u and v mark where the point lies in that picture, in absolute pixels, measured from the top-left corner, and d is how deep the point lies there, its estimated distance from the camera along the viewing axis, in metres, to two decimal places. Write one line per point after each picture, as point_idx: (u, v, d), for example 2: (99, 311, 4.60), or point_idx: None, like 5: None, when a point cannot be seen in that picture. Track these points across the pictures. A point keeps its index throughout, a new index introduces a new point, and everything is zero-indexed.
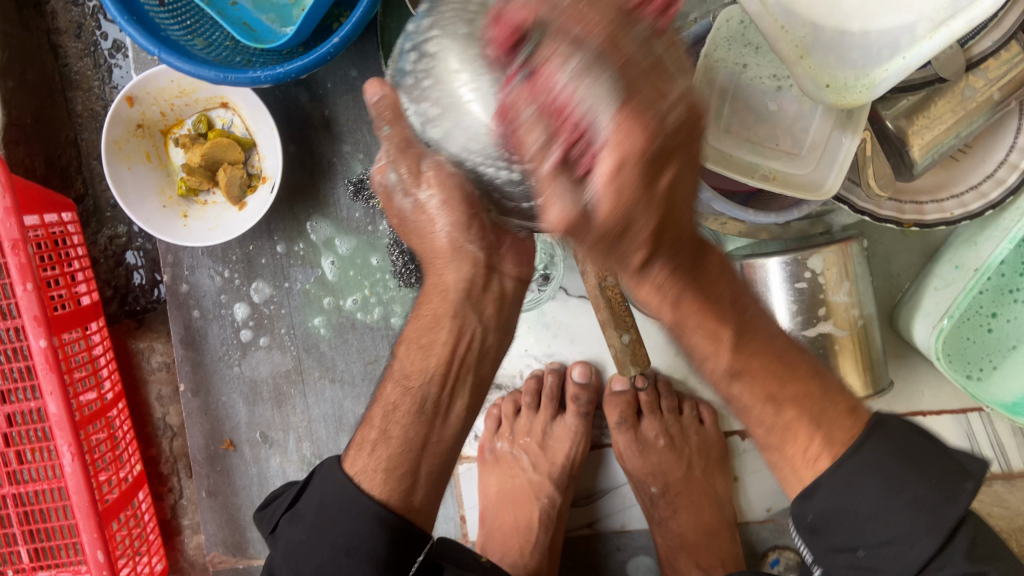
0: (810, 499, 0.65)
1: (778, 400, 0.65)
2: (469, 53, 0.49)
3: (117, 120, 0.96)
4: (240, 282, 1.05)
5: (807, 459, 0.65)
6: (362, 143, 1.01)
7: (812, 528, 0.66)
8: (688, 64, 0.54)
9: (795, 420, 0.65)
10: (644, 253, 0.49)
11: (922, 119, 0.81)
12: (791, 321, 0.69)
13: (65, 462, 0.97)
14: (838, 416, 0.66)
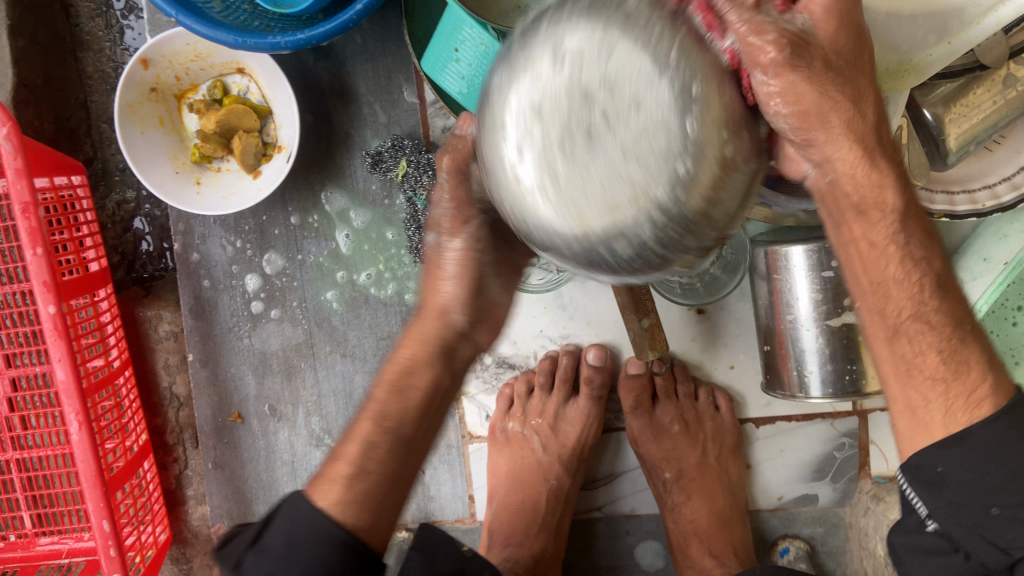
0: (951, 448, 0.57)
1: (958, 333, 0.59)
2: (508, 165, 0.39)
3: (131, 83, 0.94)
4: (252, 252, 1.03)
5: (968, 404, 0.58)
6: (381, 114, 0.99)
7: (938, 480, 0.58)
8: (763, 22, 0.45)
9: (973, 357, 0.59)
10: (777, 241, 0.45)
11: (959, 107, 0.79)
12: (934, 302, 0.59)
13: (72, 430, 0.96)
14: (985, 384, 0.58)
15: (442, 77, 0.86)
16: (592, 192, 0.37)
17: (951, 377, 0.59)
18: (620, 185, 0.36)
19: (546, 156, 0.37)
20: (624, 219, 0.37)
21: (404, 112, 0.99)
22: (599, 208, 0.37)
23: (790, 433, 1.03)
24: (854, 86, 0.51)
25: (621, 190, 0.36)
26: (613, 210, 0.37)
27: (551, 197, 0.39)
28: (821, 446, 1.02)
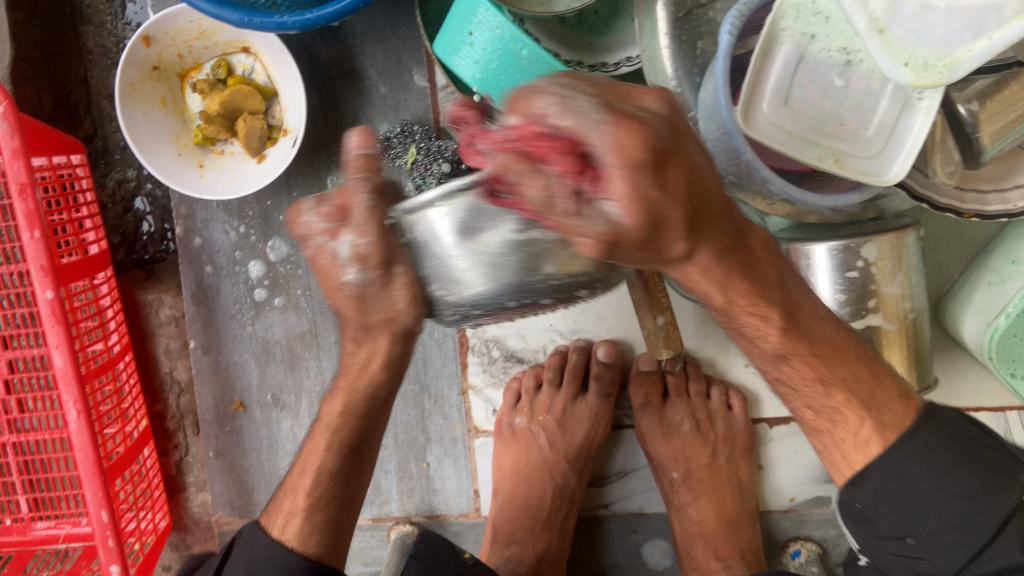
0: (861, 485, 0.64)
1: (823, 385, 0.64)
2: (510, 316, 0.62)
3: (132, 62, 0.90)
4: (256, 238, 1.00)
5: (858, 444, 0.63)
6: (391, 98, 0.96)
7: (859, 516, 0.65)
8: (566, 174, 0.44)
9: (844, 404, 0.64)
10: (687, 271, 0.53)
11: (994, 105, 0.75)
12: (789, 369, 0.63)
13: (69, 417, 0.94)
14: (868, 425, 0.63)
15: (454, 60, 0.84)
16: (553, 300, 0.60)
17: (836, 423, 0.65)
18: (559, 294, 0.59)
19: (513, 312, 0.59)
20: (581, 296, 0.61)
21: (413, 96, 0.96)
22: (541, 283, 0.54)
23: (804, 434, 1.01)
24: (691, 208, 0.47)
25: (546, 280, 0.54)
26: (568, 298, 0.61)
27: (519, 286, 0.54)
28: None
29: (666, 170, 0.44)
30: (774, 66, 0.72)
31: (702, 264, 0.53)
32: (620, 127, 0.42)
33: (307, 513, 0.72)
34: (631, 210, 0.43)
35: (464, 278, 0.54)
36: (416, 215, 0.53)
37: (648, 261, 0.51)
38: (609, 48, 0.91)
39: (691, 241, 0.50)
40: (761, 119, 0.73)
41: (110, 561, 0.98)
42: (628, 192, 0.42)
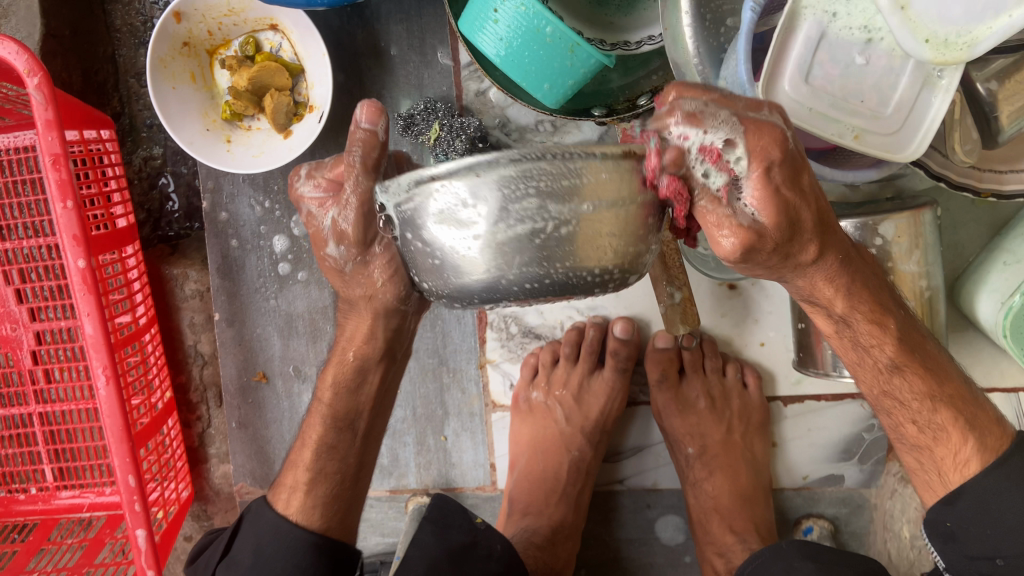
0: (953, 504, 0.68)
1: (931, 402, 0.70)
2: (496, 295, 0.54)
3: (163, 36, 0.92)
4: (281, 213, 1.03)
5: (957, 463, 0.69)
6: (414, 76, 0.97)
7: (949, 533, 0.69)
8: (721, 210, 0.54)
9: (949, 421, 0.69)
10: (812, 248, 0.60)
11: (1014, 83, 0.75)
12: (898, 382, 0.71)
13: (99, 385, 0.96)
14: (968, 446, 0.69)
15: (479, 37, 0.85)
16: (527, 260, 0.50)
17: (933, 444, 0.71)
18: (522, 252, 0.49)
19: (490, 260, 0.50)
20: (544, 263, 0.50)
21: (437, 74, 0.97)
22: (531, 283, 0.51)
23: (818, 413, 1.02)
24: (796, 220, 0.57)
25: (535, 282, 0.50)
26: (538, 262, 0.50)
27: (505, 279, 0.50)
28: (850, 426, 1.01)
29: (797, 181, 0.56)
30: (796, 41, 0.73)
31: (828, 272, 0.63)
32: (755, 136, 0.53)
33: (308, 486, 0.81)
34: (767, 207, 0.54)
35: (454, 263, 0.52)
36: (417, 196, 0.51)
37: (794, 259, 0.61)
38: (631, 27, 0.92)
39: (821, 243, 0.60)
40: (782, 96, 0.74)
41: (136, 526, 1.00)
42: (765, 190, 0.54)
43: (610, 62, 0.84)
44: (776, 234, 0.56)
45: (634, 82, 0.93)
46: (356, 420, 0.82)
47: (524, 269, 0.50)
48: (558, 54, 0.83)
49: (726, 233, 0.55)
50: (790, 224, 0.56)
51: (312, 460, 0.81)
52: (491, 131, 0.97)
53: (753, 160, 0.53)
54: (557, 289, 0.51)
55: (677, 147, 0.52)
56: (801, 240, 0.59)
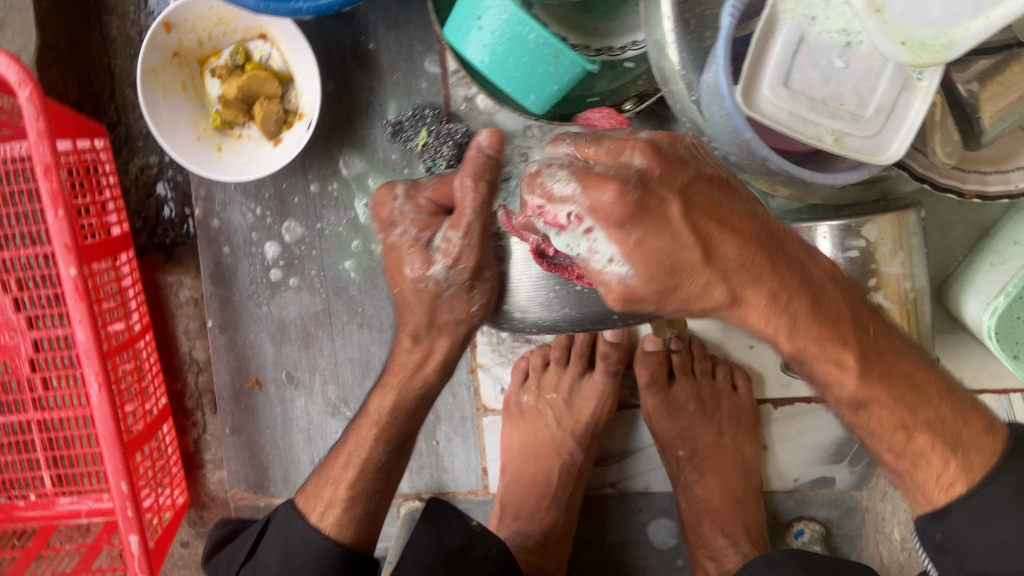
0: (944, 519, 0.62)
1: (907, 428, 0.61)
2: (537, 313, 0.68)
3: (153, 47, 0.94)
4: (271, 220, 1.03)
5: (941, 485, 0.62)
6: (402, 83, 0.98)
7: (938, 546, 0.63)
8: (603, 264, 0.52)
9: (928, 447, 0.61)
10: (719, 281, 0.55)
11: (995, 86, 0.76)
12: (867, 415, 0.62)
13: (91, 391, 0.97)
14: (950, 467, 0.61)
15: (464, 44, 0.86)
16: (577, 308, 0.66)
17: (914, 468, 0.63)
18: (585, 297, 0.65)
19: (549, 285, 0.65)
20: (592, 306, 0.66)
21: (424, 81, 0.98)
22: (613, 317, 0.66)
23: (808, 416, 1.01)
24: (677, 249, 0.53)
25: (624, 314, 0.66)
26: (589, 303, 0.66)
27: (588, 313, 0.66)
28: (840, 428, 1.01)
29: (650, 215, 0.52)
30: (775, 46, 0.73)
31: (759, 303, 0.57)
32: (592, 189, 0.50)
33: (346, 503, 0.80)
34: (637, 263, 0.52)
35: (546, 300, 0.66)
36: (518, 245, 0.65)
37: (698, 304, 0.57)
38: (615, 32, 0.93)
39: (728, 285, 0.56)
40: (761, 102, 0.74)
41: (129, 531, 1.01)
42: (627, 245, 0.52)
43: (594, 68, 0.85)
44: (650, 277, 0.53)
45: (621, 87, 0.93)
46: (406, 440, 0.81)
47: (610, 307, 0.65)
48: (542, 61, 0.84)
49: (613, 281, 0.53)
50: (664, 257, 0.53)
51: (355, 479, 0.80)
52: (478, 137, 0.98)
53: (599, 221, 0.51)
54: (636, 319, 0.67)
55: (544, 218, 0.52)
56: (686, 264, 0.54)
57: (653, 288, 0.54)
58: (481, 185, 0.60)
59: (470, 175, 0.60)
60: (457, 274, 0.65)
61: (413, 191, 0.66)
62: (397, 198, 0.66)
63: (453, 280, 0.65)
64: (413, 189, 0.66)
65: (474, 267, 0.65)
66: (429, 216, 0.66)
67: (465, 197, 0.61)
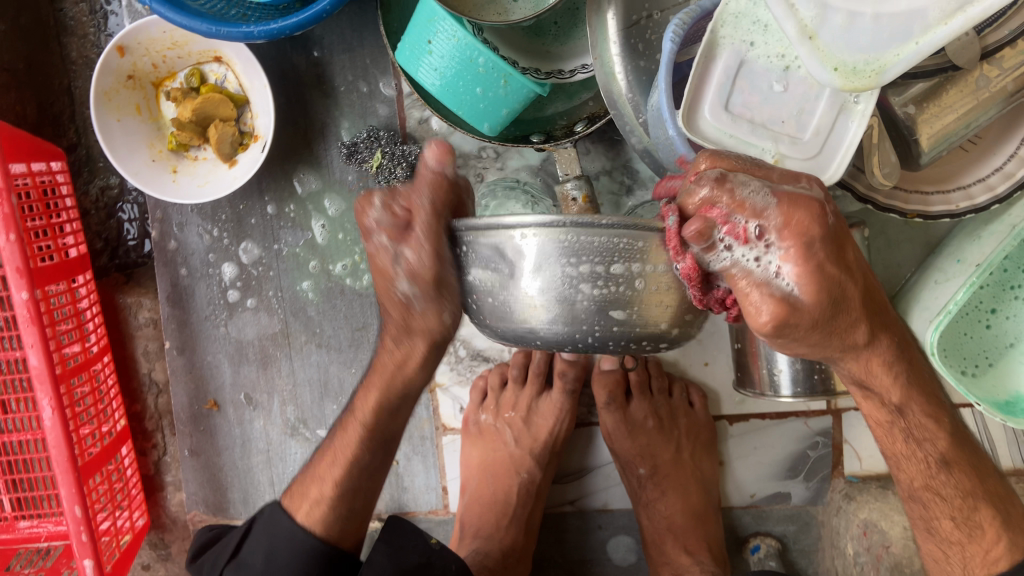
0: None
1: (972, 499, 0.69)
2: (540, 310, 0.59)
3: (107, 71, 0.94)
4: (229, 241, 1.03)
5: (986, 560, 0.68)
6: (357, 106, 0.99)
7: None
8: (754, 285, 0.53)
9: (988, 518, 0.69)
10: (863, 326, 0.60)
11: (932, 107, 0.78)
12: (944, 478, 0.69)
13: (44, 415, 0.97)
14: (1000, 544, 0.68)
15: (415, 68, 0.87)
16: (582, 302, 0.57)
17: (966, 542, 0.70)
18: (593, 302, 0.57)
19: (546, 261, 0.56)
20: (600, 298, 0.57)
21: (380, 104, 0.98)
22: (611, 328, 0.58)
23: (763, 431, 1.03)
24: (839, 293, 0.56)
25: (614, 332, 0.59)
26: (598, 297, 0.57)
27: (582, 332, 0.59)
28: (795, 443, 1.02)
29: (847, 265, 0.56)
30: (716, 70, 0.75)
31: (883, 354, 0.63)
32: (789, 210, 0.52)
33: (334, 503, 0.78)
34: (809, 282, 0.53)
35: (523, 308, 0.59)
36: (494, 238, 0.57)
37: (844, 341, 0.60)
38: (567, 56, 0.94)
39: (869, 324, 0.61)
40: (704, 124, 0.76)
41: (83, 556, 1.00)
42: (799, 266, 0.53)
43: (542, 91, 0.86)
44: (814, 313, 0.55)
45: (574, 109, 0.95)
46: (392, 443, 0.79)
47: (599, 324, 0.58)
48: (490, 84, 0.85)
49: (760, 303, 0.53)
50: (835, 294, 0.55)
51: (342, 478, 0.78)
52: None
53: (784, 234, 0.52)
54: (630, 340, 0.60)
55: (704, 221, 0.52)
56: (848, 300, 0.57)
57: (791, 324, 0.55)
58: (437, 210, 0.59)
59: (426, 193, 0.59)
60: (422, 291, 0.62)
61: (392, 198, 0.59)
62: (374, 206, 0.59)
63: (418, 296, 0.62)
64: (390, 196, 0.59)
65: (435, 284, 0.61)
66: (404, 226, 0.59)
67: (417, 211, 0.59)
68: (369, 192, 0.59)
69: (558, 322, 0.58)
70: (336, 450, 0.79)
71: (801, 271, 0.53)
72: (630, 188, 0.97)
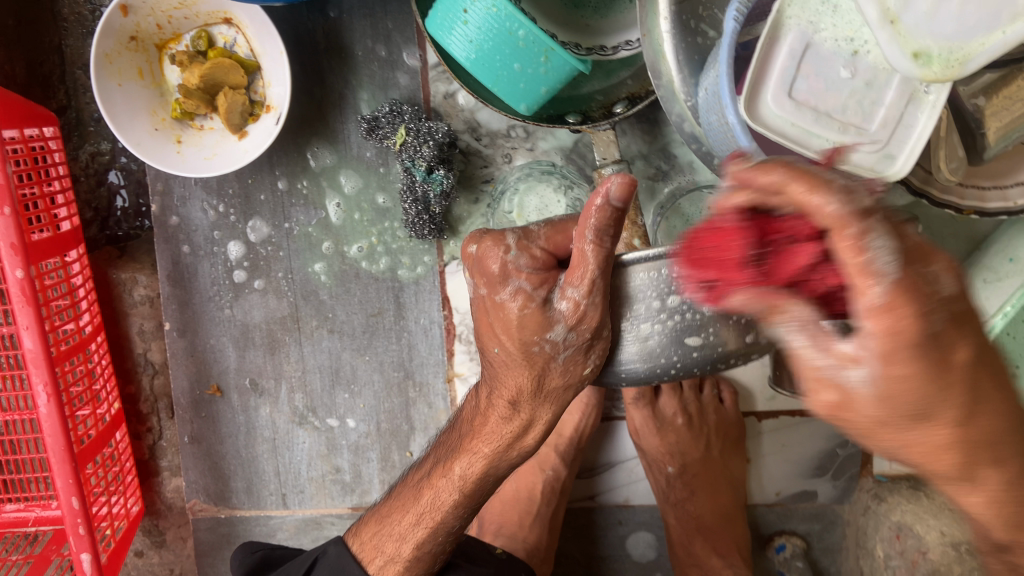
0: None
1: None
2: (648, 338, 0.56)
3: (109, 31, 0.86)
4: (235, 218, 0.97)
5: None
6: (378, 76, 0.92)
7: None
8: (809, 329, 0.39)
9: None
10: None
11: (999, 99, 0.73)
12: None
13: (39, 401, 0.90)
14: None
15: (447, 38, 0.80)
16: (691, 329, 0.55)
17: None
18: (705, 326, 0.55)
19: (660, 289, 0.54)
20: (711, 324, 0.55)
21: (403, 74, 0.92)
22: (690, 356, 0.56)
23: (793, 429, 0.99)
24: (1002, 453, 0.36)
25: (722, 356, 0.57)
26: (708, 322, 0.54)
27: (694, 359, 0.57)
28: (824, 441, 0.99)
29: (951, 366, 0.34)
30: (779, 54, 0.69)
31: (994, 488, 0.38)
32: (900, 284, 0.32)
33: (411, 563, 0.71)
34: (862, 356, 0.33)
35: (632, 339, 0.57)
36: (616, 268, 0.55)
37: (912, 460, 0.37)
38: (609, 31, 0.88)
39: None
40: (765, 112, 0.70)
41: (81, 549, 0.95)
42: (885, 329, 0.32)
43: (586, 69, 0.79)
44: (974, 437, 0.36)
45: (612, 88, 0.88)
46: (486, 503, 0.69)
47: (711, 348, 0.56)
48: (530, 60, 0.78)
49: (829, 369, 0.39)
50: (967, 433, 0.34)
51: (426, 540, 0.70)
52: (459, 136, 0.93)
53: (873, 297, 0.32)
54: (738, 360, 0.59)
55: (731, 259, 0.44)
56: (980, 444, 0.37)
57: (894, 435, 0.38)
58: (604, 243, 0.52)
59: (591, 229, 0.51)
60: (578, 334, 0.56)
61: (527, 241, 0.56)
62: (509, 250, 0.56)
63: (571, 341, 0.56)
64: (525, 238, 0.57)
65: (594, 328, 0.56)
66: (544, 269, 0.57)
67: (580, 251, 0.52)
68: (501, 235, 0.57)
69: (663, 350, 0.56)
70: (422, 509, 0.69)
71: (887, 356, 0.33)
72: (666, 174, 0.94)
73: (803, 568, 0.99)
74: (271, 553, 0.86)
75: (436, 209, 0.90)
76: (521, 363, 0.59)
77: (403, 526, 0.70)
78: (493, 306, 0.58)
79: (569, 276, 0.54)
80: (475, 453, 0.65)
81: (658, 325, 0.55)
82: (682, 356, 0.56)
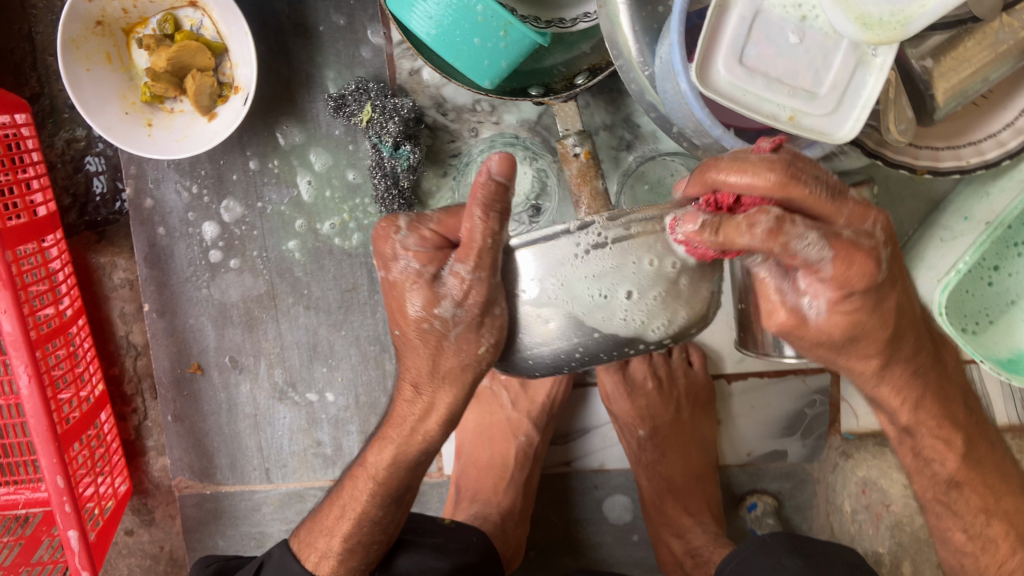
0: None
1: None
2: (549, 319, 0.57)
3: (74, 17, 0.87)
4: (209, 199, 0.98)
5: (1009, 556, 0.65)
6: (344, 54, 0.93)
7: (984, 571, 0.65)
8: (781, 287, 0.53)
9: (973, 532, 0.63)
10: (876, 356, 0.57)
11: (949, 60, 0.73)
12: None
13: (20, 382, 0.92)
14: None
15: (408, 15, 0.81)
16: (588, 304, 0.55)
17: None
18: (608, 302, 0.55)
19: (555, 268, 0.54)
20: (613, 295, 0.54)
21: (368, 52, 0.93)
22: (591, 337, 0.57)
23: (761, 390, 1.02)
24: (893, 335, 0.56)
25: (619, 335, 0.57)
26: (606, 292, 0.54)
27: (600, 339, 0.57)
28: (793, 402, 1.01)
29: (883, 300, 0.52)
30: (729, 21, 0.67)
31: (901, 377, 0.60)
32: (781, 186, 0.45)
33: (342, 555, 0.75)
34: (834, 319, 0.53)
35: (528, 321, 0.58)
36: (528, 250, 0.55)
37: (845, 366, 0.58)
38: (566, 3, 0.88)
39: (878, 358, 0.57)
40: (717, 79, 0.67)
41: (68, 526, 0.97)
42: (836, 306, 0.51)
43: (544, 41, 0.81)
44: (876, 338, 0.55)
45: (574, 59, 0.91)
46: (405, 493, 0.73)
47: (607, 324, 0.56)
48: (489, 34, 0.79)
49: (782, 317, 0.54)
50: (861, 327, 0.53)
51: (352, 531, 0.74)
52: (425, 111, 0.94)
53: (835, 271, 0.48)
54: (639, 344, 0.59)
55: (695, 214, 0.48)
56: (867, 340, 0.55)
57: (869, 322, 0.53)
58: (492, 218, 0.54)
59: (479, 204, 0.54)
60: (467, 310, 0.58)
61: (417, 222, 0.59)
62: (399, 230, 0.59)
63: (461, 318, 0.58)
64: (417, 220, 0.59)
65: (484, 302, 0.57)
66: (433, 249, 0.58)
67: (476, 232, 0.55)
68: (393, 218, 0.59)
69: (563, 332, 0.57)
70: (344, 502, 0.74)
71: (839, 307, 0.52)
72: (630, 144, 0.96)
73: (773, 524, 1.02)
74: (227, 563, 0.89)
75: (405, 184, 0.91)
76: (419, 343, 0.62)
77: (330, 520, 0.75)
78: (389, 286, 0.61)
79: (459, 253, 0.56)
80: (387, 439, 0.69)
81: (555, 306, 0.55)
82: (575, 335, 0.57)
